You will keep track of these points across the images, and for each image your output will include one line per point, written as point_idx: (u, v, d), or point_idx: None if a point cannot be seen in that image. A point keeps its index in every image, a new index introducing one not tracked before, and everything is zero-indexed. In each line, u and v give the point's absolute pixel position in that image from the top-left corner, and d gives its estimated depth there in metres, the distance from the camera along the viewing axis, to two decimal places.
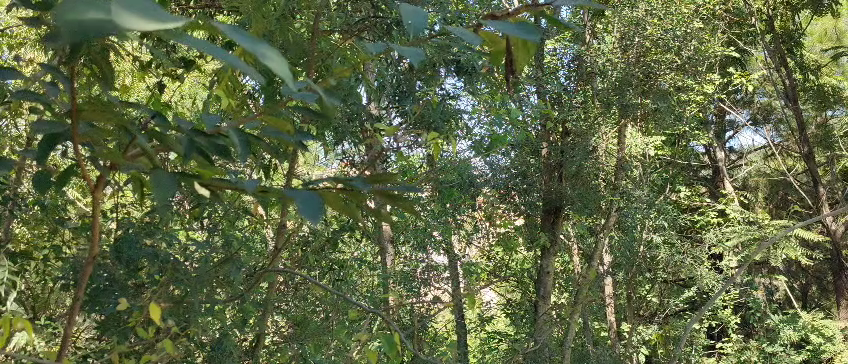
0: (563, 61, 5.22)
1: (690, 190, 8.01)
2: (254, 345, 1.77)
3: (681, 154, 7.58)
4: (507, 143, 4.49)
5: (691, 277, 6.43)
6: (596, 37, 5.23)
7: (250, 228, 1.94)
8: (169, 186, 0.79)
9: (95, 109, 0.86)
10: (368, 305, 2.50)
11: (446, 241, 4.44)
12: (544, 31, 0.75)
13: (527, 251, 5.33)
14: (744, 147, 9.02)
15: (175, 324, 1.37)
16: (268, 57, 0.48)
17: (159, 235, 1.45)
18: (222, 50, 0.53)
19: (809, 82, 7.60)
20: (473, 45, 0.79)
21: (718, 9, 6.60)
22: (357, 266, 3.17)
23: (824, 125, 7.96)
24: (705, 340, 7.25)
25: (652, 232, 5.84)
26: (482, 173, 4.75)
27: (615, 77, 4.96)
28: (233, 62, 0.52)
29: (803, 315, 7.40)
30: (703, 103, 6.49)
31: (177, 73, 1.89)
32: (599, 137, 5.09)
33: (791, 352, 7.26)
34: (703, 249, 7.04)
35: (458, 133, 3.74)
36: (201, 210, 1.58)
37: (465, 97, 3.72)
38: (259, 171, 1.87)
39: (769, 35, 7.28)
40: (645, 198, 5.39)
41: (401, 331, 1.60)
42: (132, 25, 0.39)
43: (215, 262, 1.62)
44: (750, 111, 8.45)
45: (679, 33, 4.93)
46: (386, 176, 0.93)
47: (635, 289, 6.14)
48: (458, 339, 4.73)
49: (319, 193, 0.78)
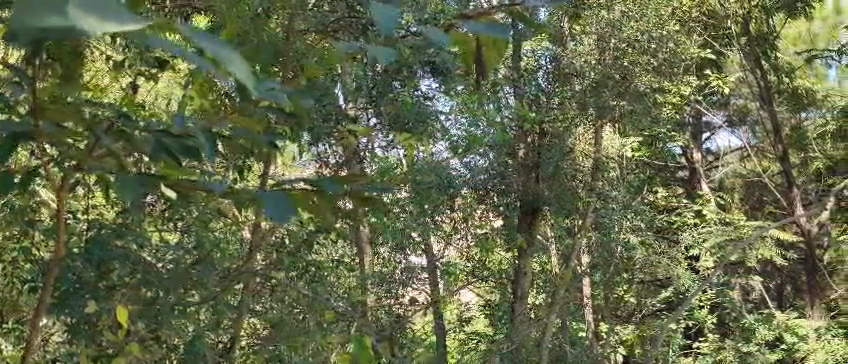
0: (541, 62, 5.14)
1: (667, 191, 8.05)
2: (229, 347, 1.77)
3: (657, 155, 7.61)
4: (484, 144, 4.48)
5: (668, 277, 6.46)
6: (573, 39, 5.08)
7: (224, 229, 1.92)
8: (135, 188, 0.81)
9: (60, 110, 0.87)
10: (345, 306, 2.48)
11: (423, 241, 4.48)
12: (513, 31, 0.84)
13: (506, 252, 5.31)
14: (720, 148, 9.17)
15: (143, 327, 1.34)
16: (231, 61, 0.61)
17: (129, 237, 1.43)
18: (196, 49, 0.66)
19: (783, 85, 7.72)
20: (445, 46, 0.87)
21: (694, 11, 6.65)
22: (333, 268, 3.15)
23: (797, 127, 8.05)
24: (681, 340, 7.27)
25: (629, 233, 5.87)
26: (463, 173, 4.65)
27: (592, 79, 4.98)
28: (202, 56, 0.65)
29: (778, 314, 7.47)
30: (679, 104, 6.55)
31: (150, 73, 1.87)
32: (574, 138, 5.21)
33: (767, 351, 7.34)
34: (679, 249, 7.07)
35: (433, 134, 3.92)
36: (174, 210, 1.56)
37: (441, 99, 3.72)
38: (233, 172, 1.85)
39: (745, 38, 7.48)
40: (621, 198, 5.44)
41: (371, 338, 1.60)
42: (84, 26, 0.42)
43: (187, 264, 1.60)
44: (726, 112, 8.51)
45: (654, 34, 5.00)
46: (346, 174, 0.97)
47: (614, 290, 6.12)
48: (435, 340, 4.71)
49: (282, 192, 0.83)
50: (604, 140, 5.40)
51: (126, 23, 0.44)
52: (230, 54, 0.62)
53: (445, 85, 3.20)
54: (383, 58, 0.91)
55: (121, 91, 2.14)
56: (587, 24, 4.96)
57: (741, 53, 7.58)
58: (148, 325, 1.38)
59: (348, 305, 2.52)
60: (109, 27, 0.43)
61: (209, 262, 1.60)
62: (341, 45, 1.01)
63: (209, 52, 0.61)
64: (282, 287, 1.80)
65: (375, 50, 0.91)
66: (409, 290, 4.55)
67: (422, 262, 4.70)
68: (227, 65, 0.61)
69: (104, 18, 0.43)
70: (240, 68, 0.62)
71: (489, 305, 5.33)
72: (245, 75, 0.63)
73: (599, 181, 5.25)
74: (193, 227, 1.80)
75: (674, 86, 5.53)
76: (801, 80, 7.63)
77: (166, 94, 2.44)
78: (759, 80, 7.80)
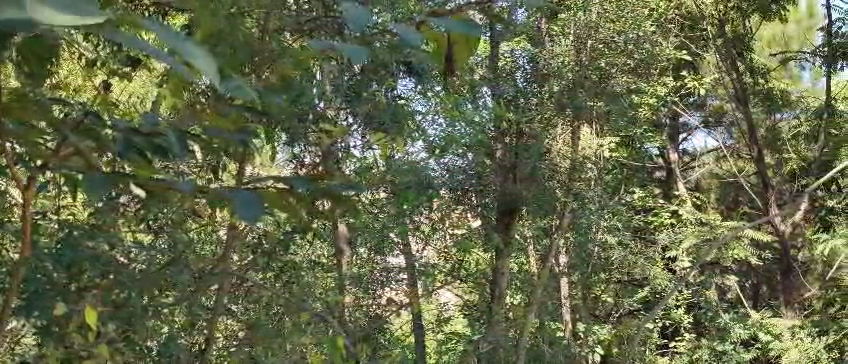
0: (520, 62, 5.16)
1: (645, 191, 8.07)
2: (202, 348, 1.74)
3: (635, 156, 7.69)
4: (463, 145, 4.50)
5: (645, 277, 6.58)
6: (550, 40, 5.18)
7: (198, 230, 1.91)
8: (101, 187, 0.82)
9: (25, 107, 0.86)
10: (322, 307, 2.47)
11: (402, 242, 4.62)
12: (485, 29, 0.85)
13: (484, 252, 5.26)
14: (696, 149, 9.32)
15: (115, 327, 1.32)
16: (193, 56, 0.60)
17: (101, 238, 1.41)
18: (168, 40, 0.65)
19: (759, 86, 7.86)
20: (418, 45, 0.88)
21: (671, 13, 6.78)
22: (308, 269, 3.16)
23: (774, 128, 8.16)
24: (658, 340, 7.35)
25: (607, 233, 5.96)
26: (442, 174, 4.57)
27: (570, 79, 5.08)
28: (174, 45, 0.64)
29: (753, 313, 7.60)
30: (654, 105, 6.69)
31: (123, 71, 1.85)
32: (552, 138, 5.17)
33: (741, 350, 7.60)
34: (657, 250, 7.19)
35: (412, 134, 3.95)
36: (147, 209, 1.54)
37: (419, 98, 3.71)
38: (206, 171, 1.84)
39: (720, 39, 7.46)
40: (598, 199, 5.48)
41: (346, 340, 1.59)
42: (45, 17, 0.48)
43: (158, 264, 1.58)
44: (702, 114, 8.61)
45: (632, 36, 5.27)
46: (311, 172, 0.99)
47: (591, 291, 6.11)
48: (415, 341, 4.73)
49: (250, 192, 0.84)
50: (581, 140, 5.33)
51: (84, 15, 0.49)
52: (197, 51, 0.65)
53: (424, 87, 3.24)
54: (355, 59, 0.91)
55: (95, 89, 2.12)
56: (567, 26, 5.13)
57: (718, 55, 7.57)
58: (119, 326, 1.35)
59: (326, 305, 2.51)
60: (67, 19, 0.48)
61: (182, 262, 1.58)
62: (311, 43, 1.00)
63: (177, 50, 0.65)
64: (257, 287, 1.78)
65: (347, 52, 0.91)
66: (387, 290, 4.52)
67: (400, 263, 4.71)
68: (195, 61, 0.65)
69: (63, 9, 0.48)
70: (207, 64, 0.66)
71: (467, 305, 5.21)
72: (214, 70, 0.67)
73: (576, 181, 5.26)
74: (166, 229, 1.78)
75: (646, 84, 5.81)
76: (776, 83, 8.15)
77: (141, 93, 2.40)
78: (734, 81, 7.75)
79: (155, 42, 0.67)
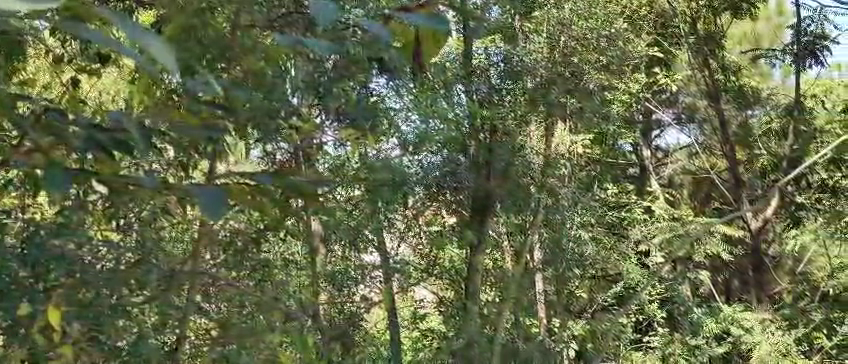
0: (494, 60, 5.11)
1: (619, 187, 8.17)
2: (173, 347, 1.72)
3: (609, 154, 7.66)
4: (438, 142, 4.47)
5: (620, 272, 6.85)
6: (526, 37, 5.36)
7: (172, 226, 1.90)
8: (62, 183, 0.83)
9: None
10: (298, 304, 2.47)
11: (376, 239, 4.52)
12: (454, 24, 0.89)
13: (458, 248, 5.13)
14: (669, 146, 9.12)
15: (81, 327, 1.28)
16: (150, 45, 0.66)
17: (68, 236, 1.38)
18: (146, 34, 0.70)
19: (730, 83, 8.22)
20: (389, 38, 0.92)
21: (643, 10, 7.16)
22: (283, 269, 3.21)
23: (746, 125, 8.36)
24: (633, 336, 7.44)
25: (580, 229, 6.15)
26: (417, 171, 4.31)
27: (543, 76, 5.27)
28: (144, 38, 0.69)
29: (724, 308, 8.02)
30: (627, 101, 7.03)
31: (92, 68, 1.86)
32: (528, 134, 5.15)
33: (713, 344, 7.91)
34: (629, 244, 7.43)
35: (392, 131, 4.09)
36: (117, 206, 1.52)
37: (394, 96, 3.73)
38: (178, 169, 1.83)
39: (692, 37, 8.07)
40: (568, 195, 5.72)
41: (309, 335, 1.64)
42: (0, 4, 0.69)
43: (129, 260, 1.56)
44: (675, 111, 8.53)
45: (605, 33, 5.95)
46: (274, 167, 1.02)
47: (567, 286, 5.98)
48: (390, 338, 4.78)
49: (217, 187, 0.86)
50: (554, 137, 5.58)
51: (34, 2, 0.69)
52: (159, 45, 0.69)
53: (401, 88, 3.38)
54: (317, 49, 0.94)
55: (63, 86, 2.12)
56: (540, 24, 5.44)
57: (690, 52, 8.14)
58: (86, 326, 1.31)
59: (302, 303, 2.51)
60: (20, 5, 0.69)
61: (151, 262, 1.54)
62: (276, 37, 1.02)
63: (145, 45, 0.69)
64: (229, 286, 1.76)
65: (309, 44, 0.94)
66: (360, 288, 4.46)
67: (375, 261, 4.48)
68: (154, 53, 0.68)
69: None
70: (171, 56, 0.69)
71: (443, 302, 5.34)
72: (176, 62, 0.70)
73: (551, 176, 5.34)
74: (137, 227, 1.76)
75: (615, 83, 6.24)
76: (747, 79, 8.28)
77: (110, 89, 2.34)
78: (706, 78, 8.15)
79: (130, 38, 0.71)
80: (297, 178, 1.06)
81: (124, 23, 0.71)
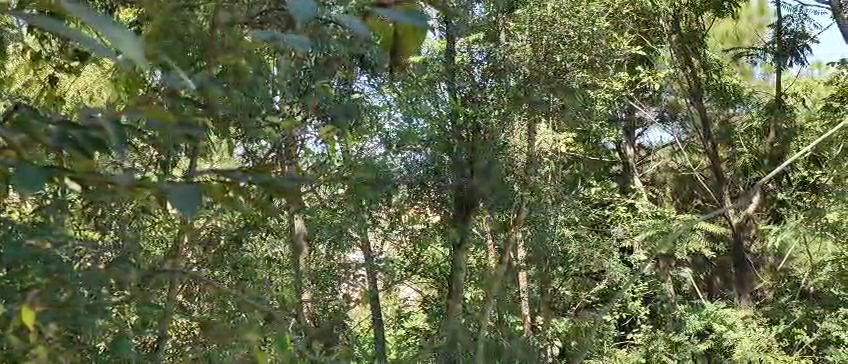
0: (476, 59, 5.28)
1: (602, 185, 8.31)
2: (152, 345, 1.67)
3: (591, 152, 7.71)
4: (419, 139, 4.54)
5: (602, 271, 6.93)
6: (508, 36, 5.41)
7: (153, 225, 1.88)
8: (35, 183, 0.82)
9: None
10: (280, 303, 2.46)
11: (361, 237, 4.63)
12: (433, 20, 0.88)
13: (442, 246, 5.14)
14: (653, 144, 9.33)
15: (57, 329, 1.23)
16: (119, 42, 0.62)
17: (46, 235, 1.26)
18: (115, 29, 0.65)
19: (712, 81, 8.27)
20: (368, 33, 0.91)
21: (625, 10, 7.20)
22: (266, 267, 3.23)
23: (727, 123, 8.56)
24: (614, 333, 7.50)
25: (563, 226, 6.22)
26: (399, 168, 4.62)
27: (526, 73, 5.33)
28: (113, 33, 0.64)
29: (707, 304, 8.08)
30: (611, 98, 7.08)
31: (72, 66, 1.85)
32: (512, 131, 5.17)
33: (695, 341, 7.98)
34: (612, 241, 7.54)
35: (375, 128, 4.09)
36: (94, 204, 1.49)
37: (377, 94, 3.72)
38: (158, 166, 1.80)
39: (675, 35, 7.91)
40: (551, 193, 5.79)
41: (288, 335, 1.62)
42: None
43: (107, 260, 1.52)
44: (658, 109, 8.55)
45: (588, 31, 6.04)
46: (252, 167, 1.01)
47: (551, 285, 6.02)
48: (376, 336, 4.79)
49: (193, 187, 0.83)
50: (537, 135, 5.66)
51: None
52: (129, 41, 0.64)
53: (386, 88, 3.41)
54: (295, 46, 0.93)
55: (41, 84, 2.11)
56: (522, 22, 5.48)
57: (672, 49, 7.97)
58: (63, 328, 1.26)
59: (284, 302, 2.50)
60: None
61: (131, 260, 1.50)
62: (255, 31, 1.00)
63: (110, 39, 0.63)
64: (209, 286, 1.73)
65: (289, 40, 0.93)
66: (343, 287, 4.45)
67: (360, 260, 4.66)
68: (120, 49, 0.63)
69: None
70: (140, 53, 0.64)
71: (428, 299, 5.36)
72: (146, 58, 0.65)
73: (532, 174, 5.37)
74: (116, 225, 1.73)
75: (597, 80, 6.33)
76: (729, 77, 8.32)
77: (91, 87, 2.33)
78: (688, 76, 8.17)
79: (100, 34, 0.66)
80: (276, 177, 1.04)
81: (94, 13, 0.66)
